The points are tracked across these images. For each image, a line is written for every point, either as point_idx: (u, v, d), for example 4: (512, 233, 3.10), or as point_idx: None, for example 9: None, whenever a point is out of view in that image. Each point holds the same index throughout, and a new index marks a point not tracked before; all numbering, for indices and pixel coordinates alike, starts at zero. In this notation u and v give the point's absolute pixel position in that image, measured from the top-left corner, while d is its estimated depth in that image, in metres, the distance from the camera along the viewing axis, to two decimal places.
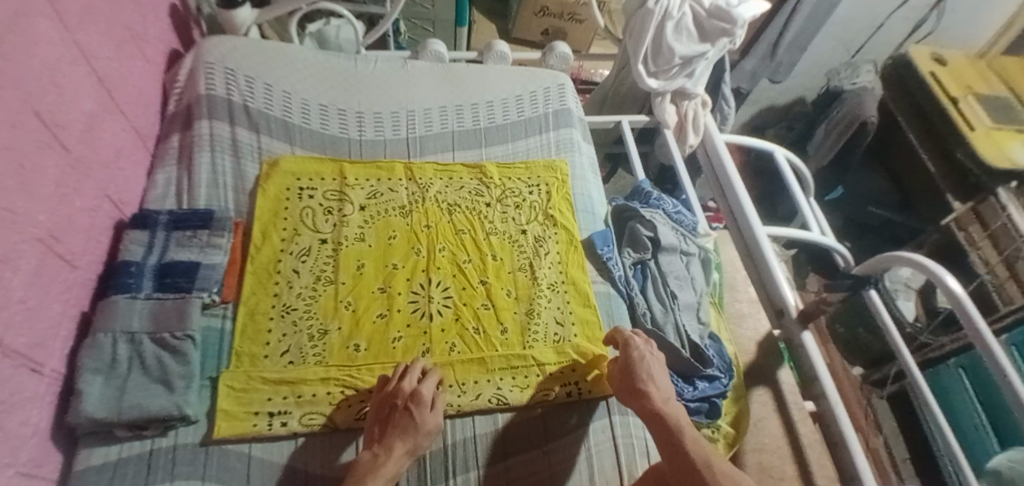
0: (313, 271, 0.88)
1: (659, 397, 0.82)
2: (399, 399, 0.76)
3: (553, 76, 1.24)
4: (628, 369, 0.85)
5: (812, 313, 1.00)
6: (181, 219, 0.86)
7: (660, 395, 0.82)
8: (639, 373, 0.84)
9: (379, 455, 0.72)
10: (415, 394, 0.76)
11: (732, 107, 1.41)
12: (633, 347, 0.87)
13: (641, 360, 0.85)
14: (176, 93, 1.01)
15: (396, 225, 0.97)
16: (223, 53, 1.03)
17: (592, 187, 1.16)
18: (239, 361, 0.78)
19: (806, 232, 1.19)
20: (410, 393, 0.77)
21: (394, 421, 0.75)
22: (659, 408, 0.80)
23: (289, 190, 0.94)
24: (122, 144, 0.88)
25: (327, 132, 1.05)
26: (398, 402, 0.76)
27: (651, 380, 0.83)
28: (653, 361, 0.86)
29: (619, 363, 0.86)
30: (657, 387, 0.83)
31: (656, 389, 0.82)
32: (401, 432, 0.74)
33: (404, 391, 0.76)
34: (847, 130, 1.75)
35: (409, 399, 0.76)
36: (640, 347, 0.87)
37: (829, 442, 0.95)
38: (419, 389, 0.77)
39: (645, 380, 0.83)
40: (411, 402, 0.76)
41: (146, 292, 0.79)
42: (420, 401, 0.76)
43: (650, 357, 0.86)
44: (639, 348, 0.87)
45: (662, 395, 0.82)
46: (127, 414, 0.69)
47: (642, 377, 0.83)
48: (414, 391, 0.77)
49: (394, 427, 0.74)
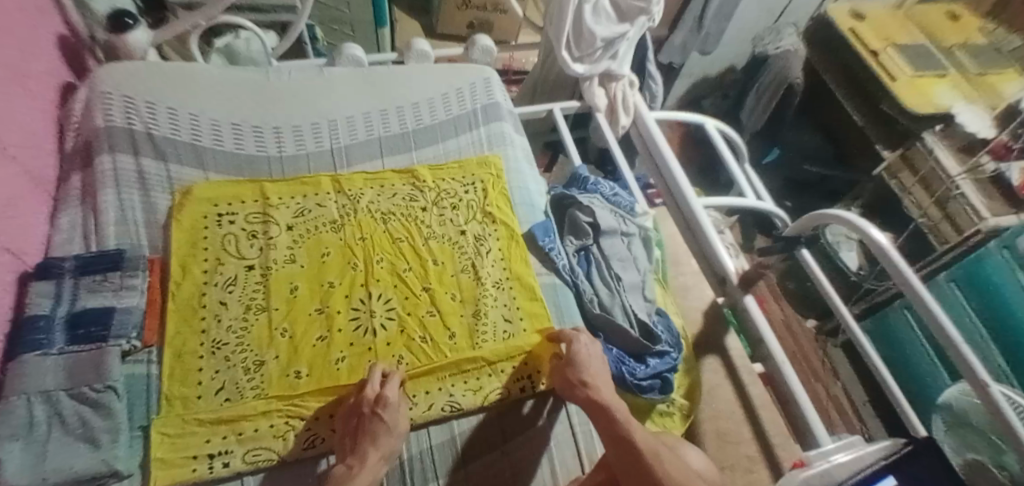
0: (242, 301, 0.85)
1: (605, 389, 0.82)
2: (365, 407, 0.75)
3: (478, 70, 1.22)
4: (571, 364, 0.84)
5: (752, 277, 1.03)
6: (90, 262, 0.81)
7: (603, 390, 0.81)
8: (583, 369, 0.84)
9: (353, 465, 0.71)
10: (380, 397, 0.76)
11: (659, 84, 1.43)
12: (576, 343, 0.87)
13: (578, 357, 0.85)
14: (73, 129, 0.94)
15: (328, 241, 0.94)
16: (119, 80, 0.96)
17: (528, 179, 1.15)
18: (170, 405, 0.74)
19: (741, 200, 1.22)
20: (375, 398, 0.76)
21: (363, 429, 0.74)
22: (603, 399, 0.80)
23: (206, 218, 0.90)
24: (17, 189, 0.81)
25: (242, 152, 1.00)
26: (364, 409, 0.75)
27: (596, 374, 0.83)
28: (597, 356, 0.86)
29: (563, 360, 0.86)
30: (601, 380, 0.83)
31: (601, 382, 0.82)
32: (372, 437, 0.73)
33: (369, 398, 0.76)
34: (776, 93, 1.86)
35: (375, 404, 0.75)
36: (585, 344, 0.87)
37: (781, 401, 0.98)
38: (383, 392, 0.76)
39: (586, 375, 0.83)
40: (378, 407, 0.75)
41: (59, 347, 0.73)
42: (386, 403, 0.75)
43: (594, 353, 0.86)
44: (583, 344, 0.87)
45: (607, 386, 0.83)
46: (51, 479, 0.65)
47: (584, 372, 0.83)
48: (378, 395, 0.76)
49: (365, 435, 0.73)
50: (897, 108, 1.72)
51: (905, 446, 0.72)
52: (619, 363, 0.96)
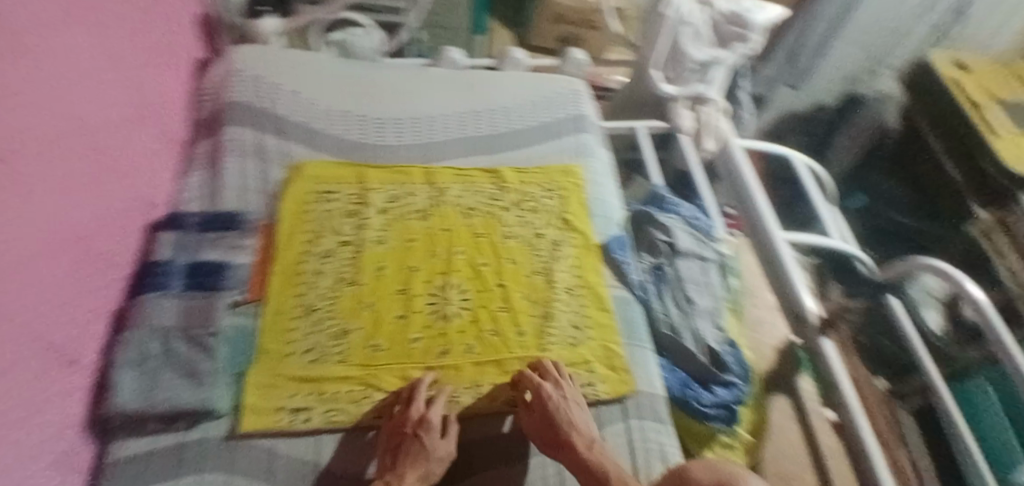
0: (335, 273, 0.91)
1: (583, 445, 0.79)
2: (409, 428, 0.75)
3: (567, 82, 1.27)
4: (546, 419, 0.80)
5: (833, 318, 1.01)
6: (208, 221, 0.90)
7: (583, 442, 0.79)
8: (560, 424, 0.80)
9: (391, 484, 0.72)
10: (423, 420, 0.76)
11: (748, 112, 1.42)
12: (541, 394, 0.81)
13: (556, 409, 0.80)
14: (206, 100, 1.05)
15: (415, 228, 0.99)
16: (250, 63, 1.07)
17: (608, 192, 1.16)
18: (263, 358, 0.81)
19: (824, 239, 1.19)
20: (419, 420, 0.76)
21: (405, 450, 0.75)
22: (586, 458, 0.77)
23: (311, 194, 0.97)
24: (154, 147, 0.91)
25: (348, 138, 1.07)
26: (408, 431, 0.75)
27: (573, 428, 0.80)
28: (569, 408, 0.82)
29: (537, 414, 0.81)
30: (579, 434, 0.80)
31: (577, 436, 0.79)
32: (412, 460, 0.74)
33: (413, 419, 0.76)
34: (866, 134, 1.93)
35: (418, 425, 0.76)
36: (552, 398, 0.81)
37: (850, 451, 0.94)
38: (427, 415, 0.77)
39: (566, 430, 0.79)
40: (421, 430, 0.75)
41: (176, 290, 0.82)
42: (429, 426, 0.76)
43: (566, 404, 0.82)
44: (549, 397, 0.81)
45: (586, 441, 0.79)
46: (159, 407, 0.72)
47: (563, 426, 0.80)
48: (422, 417, 0.77)
49: (405, 456, 0.74)
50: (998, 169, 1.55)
51: None
52: (684, 387, 0.96)
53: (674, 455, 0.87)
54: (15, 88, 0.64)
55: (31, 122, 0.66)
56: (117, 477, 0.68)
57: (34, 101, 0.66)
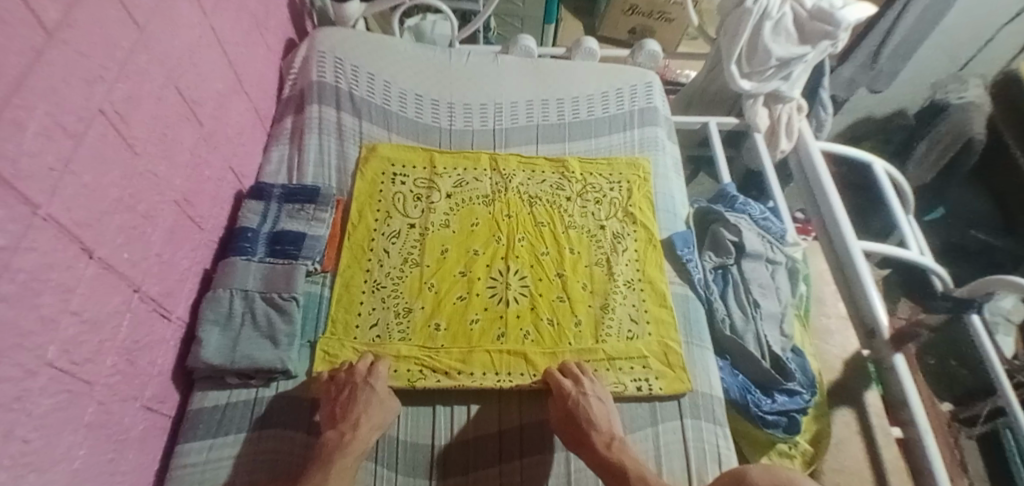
0: (402, 253, 0.94)
1: (602, 442, 0.77)
2: (357, 377, 0.78)
3: (641, 74, 1.24)
4: (570, 413, 0.79)
5: (907, 335, 0.94)
6: (292, 192, 0.94)
7: (603, 439, 0.77)
8: (581, 421, 0.78)
9: (346, 433, 0.73)
10: (371, 370, 0.79)
11: (830, 113, 1.35)
12: (565, 391, 0.81)
13: (582, 405, 0.79)
14: (291, 79, 1.11)
15: (479, 213, 1.01)
16: (333, 44, 1.11)
17: (674, 187, 1.14)
18: (334, 327, 0.85)
19: (904, 249, 1.12)
20: (365, 372, 0.79)
21: (355, 397, 0.76)
22: (607, 458, 0.75)
23: (383, 174, 1.01)
24: (244, 121, 0.97)
25: (421, 121, 1.11)
26: (356, 379, 0.77)
27: (591, 425, 0.78)
28: (588, 402, 0.80)
29: (562, 410, 0.80)
30: (598, 431, 0.78)
31: (598, 434, 0.78)
32: (364, 405, 0.75)
33: (361, 370, 0.79)
34: (952, 145, 1.68)
35: (366, 375, 0.79)
36: (570, 393, 0.80)
37: (913, 472, 0.90)
38: (375, 367, 0.80)
39: (588, 427, 0.78)
40: (369, 378, 0.78)
41: (260, 256, 0.87)
42: (377, 375, 0.79)
43: (586, 399, 0.80)
44: (569, 394, 0.80)
45: (604, 437, 0.78)
46: (238, 363, 0.77)
47: (584, 423, 0.78)
48: (370, 369, 0.80)
49: (356, 402, 0.75)
50: None
51: None
52: (744, 391, 0.93)
53: (730, 458, 0.84)
54: (140, 63, 0.69)
55: (148, 90, 0.71)
56: (197, 422, 0.76)
57: (152, 73, 0.72)
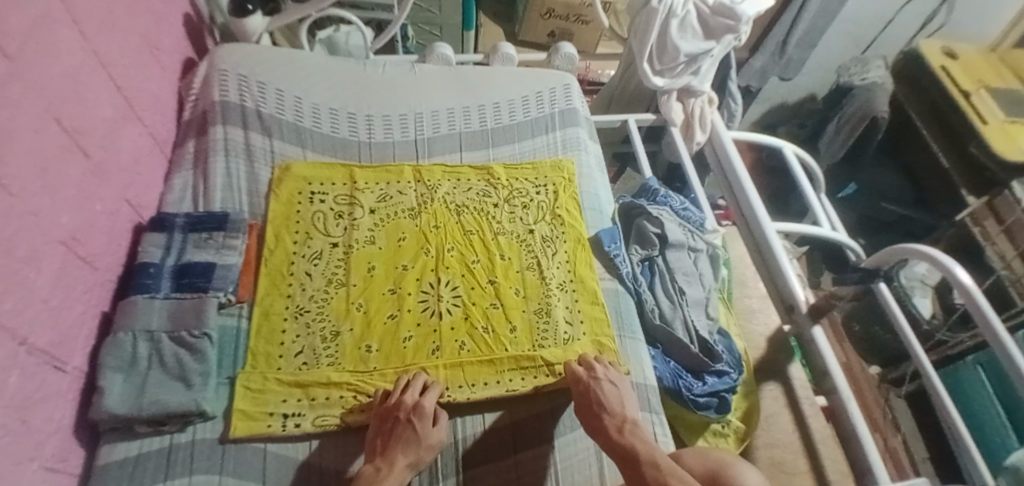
0: (325, 275, 0.90)
1: (614, 426, 0.78)
2: (402, 411, 0.77)
3: (559, 77, 1.25)
4: (585, 396, 0.81)
5: (823, 307, 0.99)
6: (197, 220, 0.89)
7: (615, 424, 0.78)
8: (594, 404, 0.80)
9: (381, 469, 0.73)
10: (417, 406, 0.77)
11: (739, 104, 1.42)
12: (579, 379, 0.84)
13: (594, 389, 0.82)
14: (191, 100, 1.04)
15: (405, 226, 0.99)
16: (237, 61, 1.06)
17: (599, 186, 1.16)
18: (255, 360, 0.81)
19: (817, 228, 1.17)
20: (412, 406, 0.78)
21: (396, 433, 0.75)
22: (618, 441, 0.76)
23: (300, 194, 0.97)
24: (139, 148, 0.91)
25: (338, 136, 1.07)
26: (401, 415, 0.76)
27: (603, 408, 0.80)
28: (603, 389, 0.82)
29: (580, 393, 0.83)
30: (611, 414, 0.79)
31: (610, 417, 0.79)
32: (403, 444, 0.74)
33: (407, 404, 0.77)
34: (858, 126, 1.73)
35: (412, 411, 0.77)
36: (584, 379, 0.83)
37: (841, 437, 0.95)
38: (421, 401, 0.78)
39: (600, 410, 0.80)
40: (414, 415, 0.77)
41: (164, 292, 0.81)
42: (423, 413, 0.77)
43: (601, 385, 0.82)
44: (582, 379, 0.83)
45: (617, 421, 0.79)
46: (147, 410, 0.71)
47: (598, 408, 0.80)
48: (416, 403, 0.78)
49: (397, 439, 0.75)
50: (986, 153, 1.61)
51: None
52: (676, 377, 0.96)
53: (668, 444, 0.86)
54: (13, 94, 0.63)
55: (22, 124, 0.65)
56: (105, 478, 0.69)
57: (26, 104, 0.66)
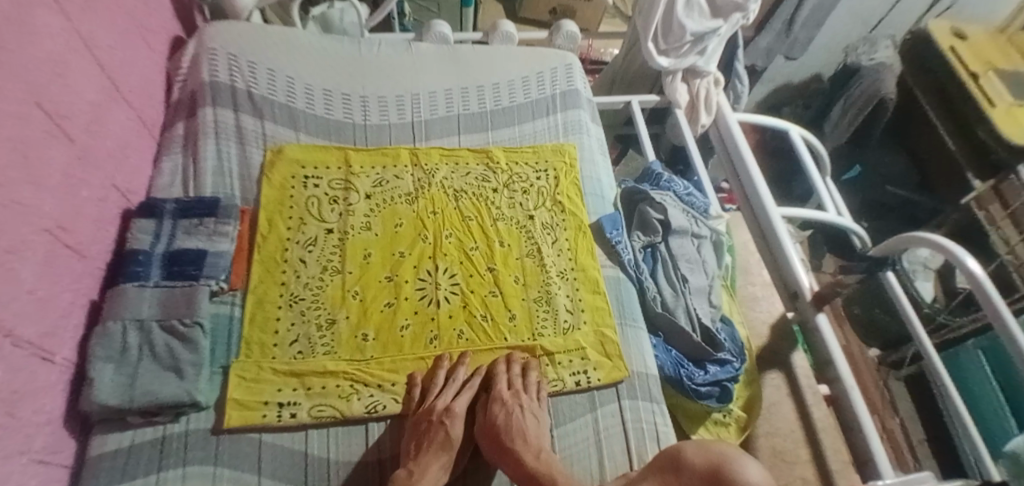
0: (320, 262, 0.88)
1: (530, 453, 0.76)
2: (434, 415, 0.77)
3: (561, 56, 1.21)
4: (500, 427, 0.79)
5: (827, 296, 0.97)
6: (187, 206, 0.86)
7: (530, 452, 0.76)
8: (509, 433, 0.78)
9: (414, 473, 0.71)
10: (449, 409, 0.78)
11: (746, 85, 1.38)
12: (500, 403, 0.81)
13: (505, 419, 0.79)
14: (179, 80, 1.01)
15: (402, 213, 0.96)
16: (226, 39, 1.03)
17: (601, 170, 1.13)
18: (249, 349, 0.79)
19: (823, 213, 1.15)
20: (443, 409, 0.78)
21: (429, 437, 0.75)
22: (533, 468, 0.74)
23: (293, 178, 0.95)
24: (127, 132, 0.88)
25: (332, 118, 1.04)
26: (432, 418, 0.76)
27: (518, 435, 0.77)
28: (521, 418, 0.79)
29: (494, 422, 0.80)
30: (525, 443, 0.77)
31: (525, 446, 0.76)
32: (436, 447, 0.74)
33: (438, 407, 0.77)
34: (866, 106, 1.69)
35: (443, 414, 0.77)
36: (507, 401, 0.80)
37: (842, 425, 0.94)
38: (452, 405, 0.79)
39: (515, 438, 0.77)
40: (446, 417, 0.77)
41: (155, 280, 0.79)
42: (454, 416, 0.78)
43: (520, 413, 0.79)
44: (504, 402, 0.80)
45: (532, 449, 0.76)
46: (139, 401, 0.70)
47: (513, 435, 0.78)
48: (447, 407, 0.78)
49: (430, 443, 0.74)
50: (993, 137, 1.58)
51: None
52: (678, 367, 0.94)
53: (669, 435, 0.85)
54: None
55: (3, 110, 0.62)
56: (99, 470, 0.68)
57: (6, 89, 0.63)
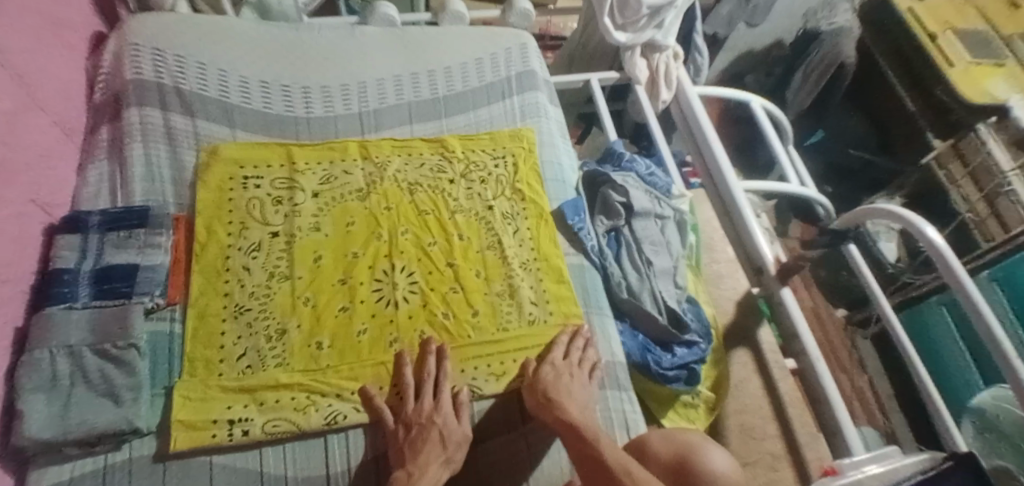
0: (266, 268, 0.84)
1: (574, 408, 0.75)
2: (423, 417, 0.74)
3: (515, 36, 1.16)
4: (550, 382, 0.78)
5: (791, 269, 0.97)
6: (115, 218, 0.81)
7: (575, 406, 0.75)
8: (555, 389, 0.77)
9: (414, 473, 0.68)
10: (438, 405, 0.76)
11: (706, 57, 1.35)
12: (548, 365, 0.81)
13: (547, 378, 0.79)
14: (101, 80, 0.94)
15: (354, 210, 0.92)
16: (150, 32, 0.95)
17: (561, 153, 1.10)
18: (193, 367, 0.75)
19: (786, 186, 1.13)
20: (432, 408, 0.76)
21: (421, 437, 0.72)
22: (574, 418, 0.73)
23: (232, 180, 0.89)
24: (44, 140, 0.81)
25: (271, 112, 0.98)
26: (422, 420, 0.74)
27: (563, 392, 0.77)
28: (568, 380, 0.79)
29: (535, 379, 0.79)
30: (570, 398, 0.77)
31: (571, 402, 0.76)
32: (430, 444, 0.71)
33: (426, 407, 0.75)
34: (825, 73, 1.72)
35: (433, 413, 0.75)
36: (557, 365, 0.81)
37: (810, 398, 0.94)
38: (440, 402, 0.76)
39: (560, 393, 0.77)
40: (436, 415, 0.75)
41: (83, 301, 0.74)
42: (444, 412, 0.75)
43: (567, 376, 0.80)
44: (554, 364, 0.81)
45: (576, 405, 0.76)
46: (73, 432, 0.65)
47: (558, 389, 0.77)
48: (435, 405, 0.76)
49: (425, 443, 0.71)
50: (952, 97, 1.61)
51: (945, 461, 0.66)
52: (644, 351, 0.93)
53: (638, 421, 0.85)
54: None
55: None
56: None
57: None
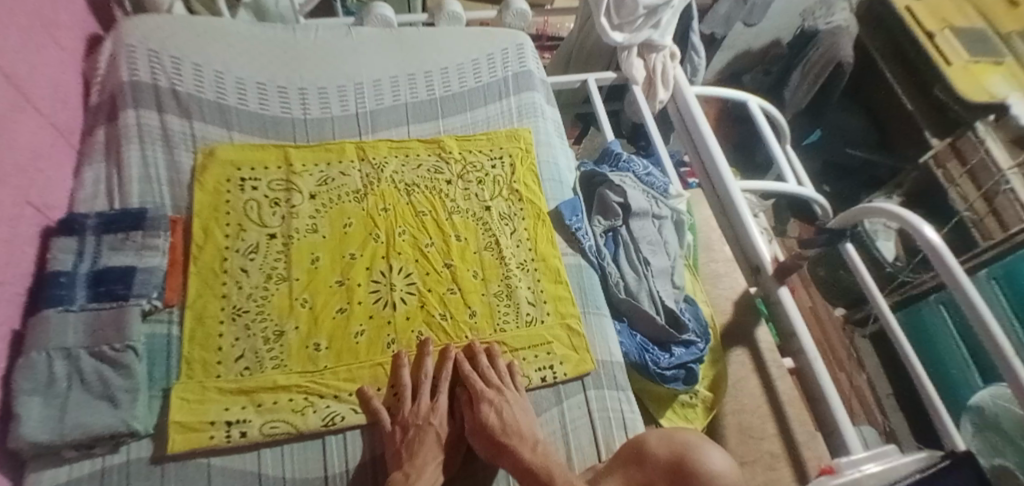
0: (263, 269, 0.84)
1: (526, 448, 0.71)
2: (419, 418, 0.75)
3: (511, 36, 1.17)
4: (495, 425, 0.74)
5: (790, 267, 0.96)
6: (111, 220, 0.81)
7: (526, 446, 0.72)
8: (500, 429, 0.74)
9: (411, 474, 0.69)
10: (434, 407, 0.76)
11: (702, 57, 1.35)
12: (487, 402, 0.76)
13: (490, 418, 0.75)
14: (97, 82, 0.94)
15: (351, 211, 0.92)
16: (146, 34, 0.95)
17: (558, 153, 1.10)
18: (190, 369, 0.75)
19: (783, 184, 1.13)
20: (428, 409, 0.76)
21: (417, 439, 0.73)
22: (529, 461, 0.70)
23: (229, 181, 0.89)
24: (40, 142, 0.81)
25: (267, 113, 0.98)
26: (419, 421, 0.74)
27: (515, 432, 0.73)
28: (512, 414, 0.76)
29: (478, 421, 0.75)
30: (521, 439, 0.73)
31: (520, 441, 0.72)
32: (426, 446, 0.72)
33: (422, 408, 0.76)
34: (824, 71, 1.67)
35: (429, 415, 0.75)
36: (494, 399, 0.77)
37: (807, 397, 0.94)
38: (436, 404, 0.77)
39: (509, 435, 0.73)
40: (432, 416, 0.75)
41: (80, 303, 0.74)
42: (440, 414, 0.76)
43: (509, 408, 0.76)
44: (492, 401, 0.76)
45: (529, 443, 0.72)
46: (70, 435, 0.65)
47: (505, 430, 0.73)
48: (431, 406, 0.77)
49: (422, 445, 0.72)
50: (950, 96, 1.61)
51: (943, 460, 0.66)
52: (642, 351, 0.93)
53: (635, 422, 0.84)
54: None
55: None
56: None
57: None
